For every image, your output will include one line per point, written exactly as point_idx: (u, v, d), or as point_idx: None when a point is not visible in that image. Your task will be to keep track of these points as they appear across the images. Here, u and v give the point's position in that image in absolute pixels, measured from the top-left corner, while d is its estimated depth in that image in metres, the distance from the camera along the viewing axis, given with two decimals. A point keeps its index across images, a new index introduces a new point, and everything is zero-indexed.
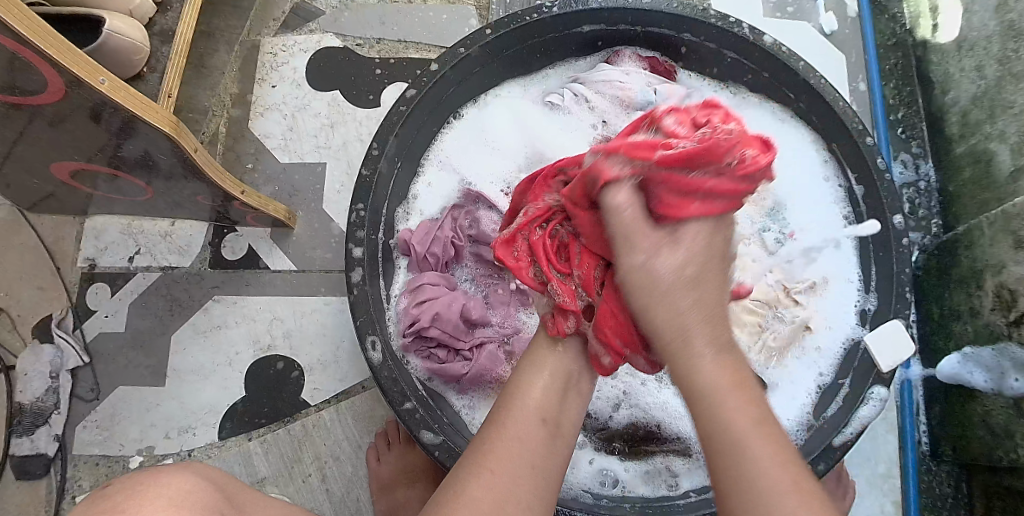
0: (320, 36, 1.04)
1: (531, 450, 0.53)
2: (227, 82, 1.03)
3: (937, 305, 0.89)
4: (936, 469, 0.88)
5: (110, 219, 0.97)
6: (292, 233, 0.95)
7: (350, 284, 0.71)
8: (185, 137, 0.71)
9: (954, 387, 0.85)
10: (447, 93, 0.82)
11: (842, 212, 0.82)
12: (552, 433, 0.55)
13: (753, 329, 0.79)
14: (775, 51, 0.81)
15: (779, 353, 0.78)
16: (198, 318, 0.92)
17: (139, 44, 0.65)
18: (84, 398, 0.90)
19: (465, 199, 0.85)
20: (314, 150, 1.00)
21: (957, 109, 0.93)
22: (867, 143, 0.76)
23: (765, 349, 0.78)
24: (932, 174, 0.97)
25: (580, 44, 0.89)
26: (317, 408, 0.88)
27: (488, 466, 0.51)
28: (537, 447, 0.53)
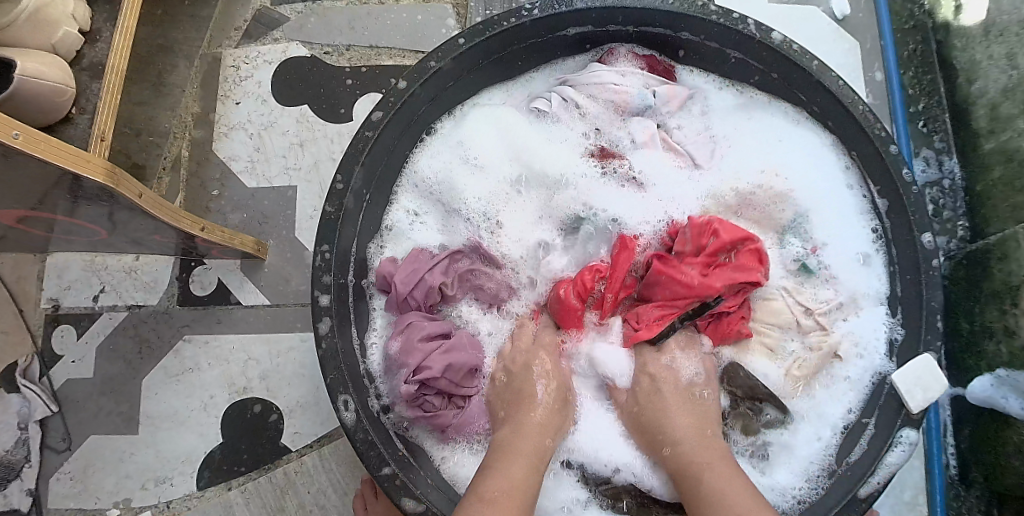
0: (285, 45, 0.96)
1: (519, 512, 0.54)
2: (188, 100, 0.95)
3: (966, 321, 0.81)
4: (965, 495, 0.81)
5: (71, 255, 0.90)
6: (263, 263, 0.89)
7: (319, 336, 0.65)
8: (126, 183, 0.64)
9: (986, 410, 0.78)
10: (419, 112, 0.75)
11: (869, 223, 0.73)
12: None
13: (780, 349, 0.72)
14: (789, 53, 0.72)
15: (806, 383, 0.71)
16: (170, 360, 0.87)
17: (62, 87, 0.60)
18: (55, 450, 0.85)
19: (471, 250, 0.77)
20: (284, 172, 0.93)
21: (985, 101, 0.84)
22: (890, 151, 0.68)
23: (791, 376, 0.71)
24: (957, 171, 0.88)
25: (567, 46, 0.81)
26: (298, 453, 0.83)
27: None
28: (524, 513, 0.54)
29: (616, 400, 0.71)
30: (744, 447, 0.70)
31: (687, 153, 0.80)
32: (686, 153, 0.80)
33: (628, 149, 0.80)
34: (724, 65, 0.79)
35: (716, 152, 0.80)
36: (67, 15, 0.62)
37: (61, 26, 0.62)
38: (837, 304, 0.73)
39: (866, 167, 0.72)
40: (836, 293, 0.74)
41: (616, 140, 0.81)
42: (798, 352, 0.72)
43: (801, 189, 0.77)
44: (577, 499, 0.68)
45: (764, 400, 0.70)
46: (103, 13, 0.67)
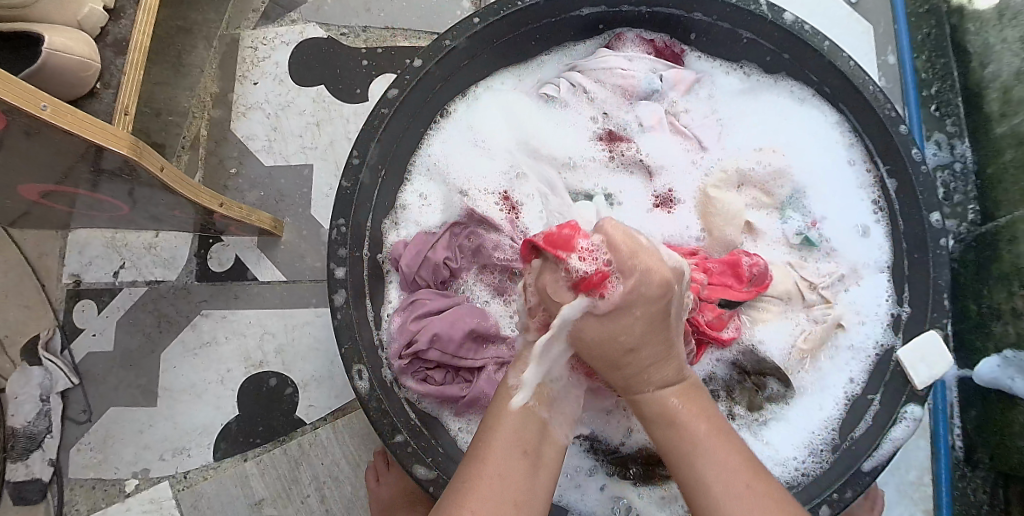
0: (302, 27, 0.98)
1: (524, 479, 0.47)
2: (207, 80, 0.97)
3: (975, 303, 0.82)
4: (971, 475, 0.82)
5: (92, 232, 0.92)
6: (279, 240, 0.91)
7: (333, 307, 0.67)
8: (148, 156, 0.66)
9: (993, 391, 0.78)
10: (434, 90, 0.76)
11: (870, 197, 0.75)
12: (533, 466, 0.48)
13: (792, 326, 0.72)
14: (802, 33, 0.73)
15: (813, 355, 0.71)
16: (188, 334, 0.89)
17: (86, 59, 0.61)
18: (76, 420, 0.88)
19: (467, 219, 0.78)
20: (299, 151, 0.94)
21: (997, 84, 0.84)
22: (900, 131, 0.69)
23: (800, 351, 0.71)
24: (969, 155, 0.89)
25: (579, 28, 0.81)
26: (313, 426, 0.85)
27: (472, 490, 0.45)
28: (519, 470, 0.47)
29: None
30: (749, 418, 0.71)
31: (695, 136, 0.80)
32: (693, 135, 0.80)
33: (635, 133, 0.81)
34: (736, 46, 0.79)
35: (723, 137, 0.81)
36: None
37: (85, 3, 0.63)
38: (839, 275, 0.74)
39: (870, 144, 0.73)
40: (837, 266, 0.75)
41: (624, 125, 0.81)
42: (804, 325, 0.72)
43: (804, 168, 0.78)
44: (582, 466, 0.69)
45: (767, 373, 0.71)
46: None
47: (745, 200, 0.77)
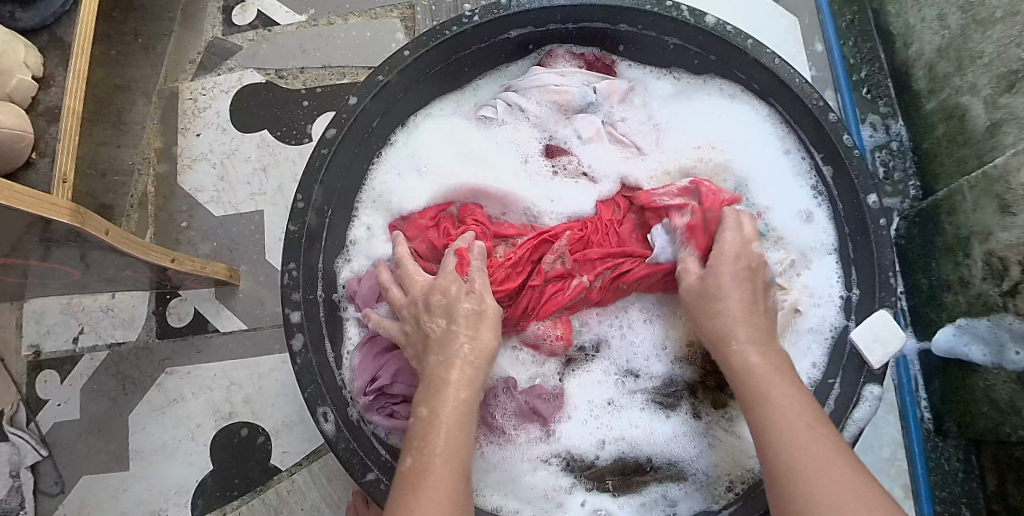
0: (240, 74, 0.98)
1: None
2: (150, 136, 0.96)
3: (925, 277, 0.84)
4: (943, 446, 0.83)
5: (47, 300, 0.91)
6: (237, 289, 0.91)
7: (292, 352, 0.67)
8: (92, 221, 0.66)
9: (952, 360, 0.80)
10: (372, 125, 0.76)
11: (808, 182, 0.76)
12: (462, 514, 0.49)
13: None
14: (725, 34, 0.74)
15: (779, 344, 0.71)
16: (154, 393, 0.88)
17: (18, 131, 0.61)
18: (49, 493, 0.86)
19: None
20: (249, 198, 0.94)
21: (923, 62, 0.87)
22: (831, 120, 0.70)
23: None
24: (904, 133, 0.91)
25: (510, 49, 0.82)
26: (289, 472, 0.84)
27: None
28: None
29: (584, 387, 0.73)
30: (715, 418, 0.70)
31: (634, 143, 0.81)
32: (632, 142, 0.81)
33: (576, 145, 0.81)
34: (664, 52, 0.81)
35: (661, 139, 0.82)
36: (19, 64, 0.64)
37: (13, 75, 0.63)
38: (790, 261, 0.74)
39: (804, 135, 0.74)
40: (786, 252, 0.75)
41: (564, 138, 0.82)
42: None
43: (743, 160, 0.79)
44: (562, 485, 0.69)
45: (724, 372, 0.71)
46: (53, 58, 0.69)
47: None
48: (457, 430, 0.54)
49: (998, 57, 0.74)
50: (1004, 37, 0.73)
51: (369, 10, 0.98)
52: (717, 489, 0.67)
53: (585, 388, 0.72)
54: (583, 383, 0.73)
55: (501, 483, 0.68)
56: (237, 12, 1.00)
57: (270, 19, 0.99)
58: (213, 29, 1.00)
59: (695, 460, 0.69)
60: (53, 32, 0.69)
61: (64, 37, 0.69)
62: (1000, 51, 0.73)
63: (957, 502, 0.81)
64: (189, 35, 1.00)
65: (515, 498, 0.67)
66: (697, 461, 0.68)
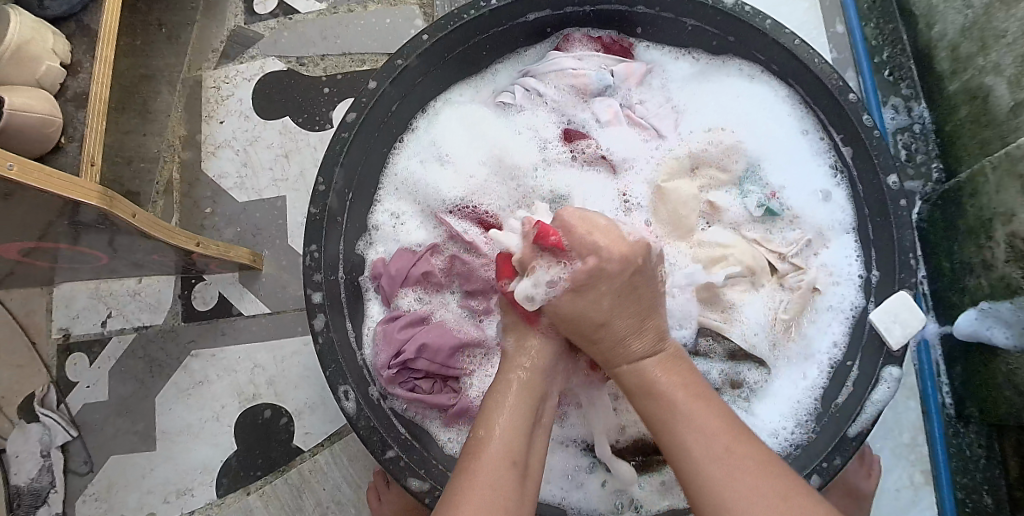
0: (262, 62, 0.99)
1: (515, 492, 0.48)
2: (174, 124, 0.98)
3: (947, 259, 0.83)
4: (964, 431, 0.82)
5: (76, 285, 0.93)
6: (260, 273, 0.92)
7: (314, 332, 0.68)
8: (120, 203, 0.68)
9: (974, 344, 0.79)
10: (392, 108, 0.77)
11: (825, 163, 0.76)
12: (521, 474, 0.50)
13: (773, 295, 0.73)
14: (743, 15, 0.74)
15: (796, 323, 0.72)
16: (180, 376, 0.90)
17: (47, 116, 0.63)
18: (78, 472, 0.88)
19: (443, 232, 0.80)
20: (271, 184, 0.95)
21: (945, 43, 0.86)
22: (849, 100, 0.70)
23: (780, 323, 0.71)
24: (927, 116, 0.91)
25: (528, 34, 0.83)
26: (311, 452, 0.86)
27: (462, 499, 0.45)
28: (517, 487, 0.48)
29: None
30: (737, 399, 0.71)
31: (652, 126, 0.81)
32: (650, 125, 0.81)
33: (595, 129, 0.82)
34: (682, 34, 0.81)
35: (680, 122, 0.82)
36: (48, 51, 0.66)
37: (42, 60, 0.65)
38: (806, 242, 0.75)
39: (823, 116, 0.74)
40: (801, 232, 0.76)
41: (582, 122, 0.82)
42: (778, 295, 0.73)
43: (761, 142, 0.79)
44: (580, 465, 0.69)
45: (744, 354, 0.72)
46: (81, 45, 0.71)
47: (699, 184, 0.78)
48: (520, 422, 0.53)
49: (1021, 37, 0.73)
50: None
51: None
52: None
53: None
54: None
55: None
56: (259, 1, 1.01)
57: (292, 7, 1.01)
58: (235, 18, 1.01)
59: None
60: (80, 20, 0.71)
61: (91, 26, 0.71)
62: None
63: (979, 488, 0.80)
64: (211, 24, 1.02)
65: None
66: None
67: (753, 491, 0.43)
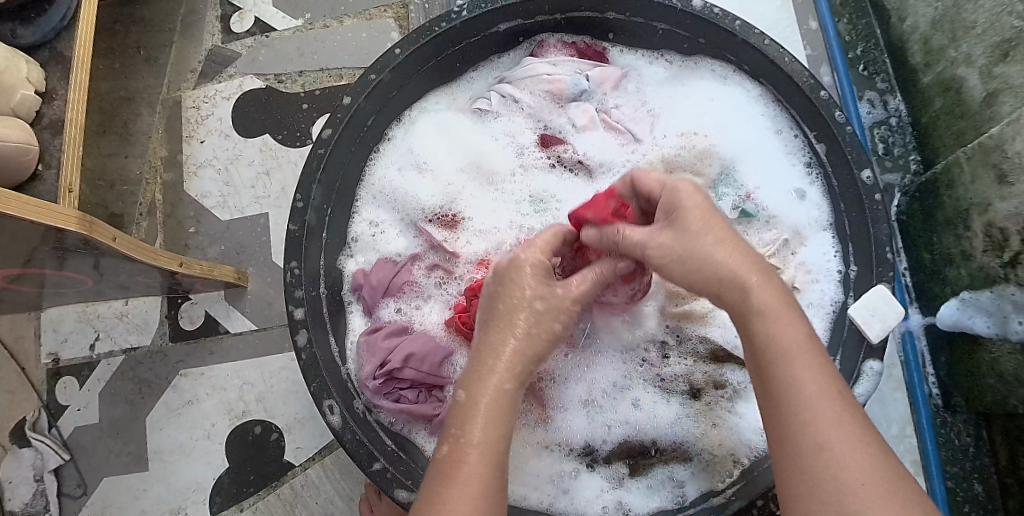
0: (240, 80, 1.00)
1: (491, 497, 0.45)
2: (155, 145, 0.98)
3: (927, 251, 0.83)
4: (952, 420, 0.83)
5: (63, 309, 0.94)
6: (246, 290, 0.93)
7: (297, 348, 0.69)
8: (99, 228, 0.68)
9: (958, 334, 0.79)
10: (368, 123, 0.77)
11: (800, 160, 0.76)
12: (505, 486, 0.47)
13: None
14: (711, 17, 0.74)
15: None
16: (169, 396, 0.90)
17: (23, 145, 0.63)
18: (71, 496, 0.88)
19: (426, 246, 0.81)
20: (254, 202, 0.96)
21: (917, 36, 0.86)
22: (821, 96, 0.70)
23: None
24: (903, 109, 0.92)
25: (501, 42, 0.83)
26: (302, 467, 0.86)
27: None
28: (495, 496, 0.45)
29: (587, 377, 0.73)
30: (719, 399, 0.71)
31: (628, 130, 0.82)
32: (627, 129, 0.82)
33: (572, 134, 0.83)
34: (654, 37, 0.81)
35: (656, 124, 0.83)
36: (23, 80, 0.66)
37: (17, 90, 0.65)
38: (783, 241, 0.75)
39: (796, 114, 0.74)
40: (779, 231, 0.76)
41: (559, 128, 0.83)
42: None
43: (734, 142, 0.80)
44: (566, 470, 0.70)
45: (724, 356, 0.72)
46: (55, 72, 0.71)
47: None
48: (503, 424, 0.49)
49: (990, 26, 0.73)
50: (996, 5, 0.73)
51: (364, 11, 1.00)
52: (721, 467, 0.67)
53: (592, 376, 0.73)
54: (591, 373, 0.73)
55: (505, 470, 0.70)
56: (235, 19, 1.02)
57: (268, 25, 1.01)
58: (212, 37, 1.02)
59: (700, 439, 0.69)
60: (53, 48, 0.71)
61: (64, 52, 0.71)
62: (993, 20, 0.73)
63: (968, 477, 0.81)
64: (188, 45, 1.02)
65: (521, 485, 0.69)
66: (702, 441, 0.69)
67: (851, 470, 0.39)
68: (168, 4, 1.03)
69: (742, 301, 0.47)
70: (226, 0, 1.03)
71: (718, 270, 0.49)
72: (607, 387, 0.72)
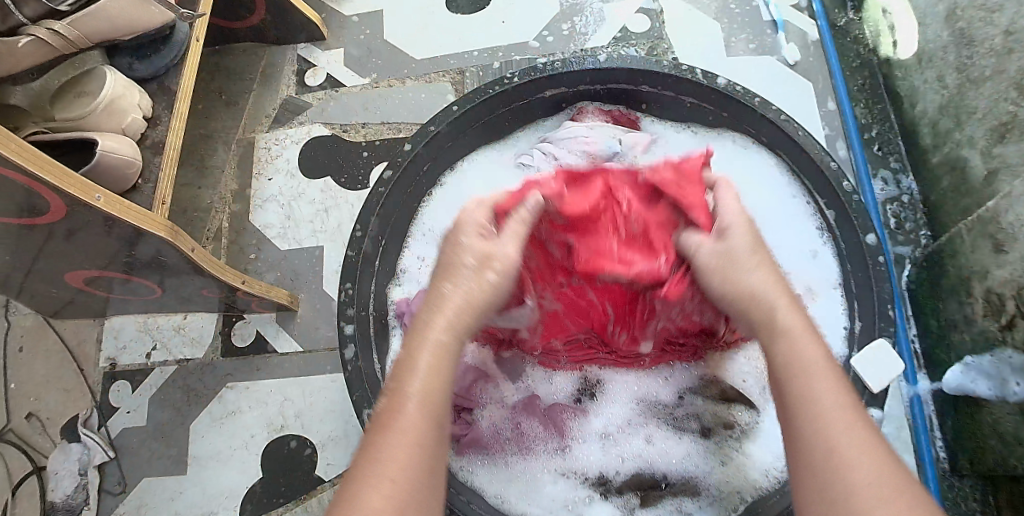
0: (309, 127, 1.12)
1: (409, 497, 0.45)
2: (228, 179, 1.10)
3: (934, 318, 0.88)
4: (959, 484, 0.85)
5: (127, 317, 1.02)
6: (296, 314, 1.00)
7: (344, 360, 0.75)
8: (182, 238, 0.76)
9: (961, 398, 0.83)
10: (423, 169, 0.87)
11: (815, 223, 0.83)
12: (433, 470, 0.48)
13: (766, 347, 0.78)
14: (734, 94, 0.84)
15: None
16: (213, 405, 0.96)
17: (131, 158, 0.71)
18: (111, 493, 0.94)
19: None
20: (311, 234, 1.05)
21: (926, 120, 0.96)
22: (830, 167, 0.79)
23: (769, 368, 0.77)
24: (914, 188, 1.00)
25: (546, 107, 0.94)
26: (330, 483, 0.90)
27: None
28: (421, 485, 0.46)
29: (603, 413, 0.78)
30: (728, 440, 0.75)
31: None
32: None
33: None
34: (683, 110, 0.92)
35: None
36: (134, 105, 0.75)
37: (129, 113, 0.74)
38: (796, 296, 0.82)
39: (809, 182, 0.82)
40: (793, 287, 0.83)
41: None
42: None
43: (755, 209, 0.88)
44: (580, 497, 0.73)
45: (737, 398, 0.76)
46: (161, 102, 0.80)
47: None
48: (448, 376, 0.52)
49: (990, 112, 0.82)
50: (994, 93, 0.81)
51: (425, 75, 1.13)
52: (729, 502, 0.71)
53: (608, 411, 0.78)
54: (607, 409, 0.78)
55: (524, 492, 0.73)
56: (310, 74, 1.15)
57: (338, 81, 1.14)
58: (288, 88, 1.15)
59: (707, 476, 0.73)
60: (162, 81, 0.80)
61: (171, 85, 0.80)
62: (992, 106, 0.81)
63: None
64: (266, 93, 1.15)
65: (538, 507, 0.72)
66: (711, 478, 0.73)
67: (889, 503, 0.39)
68: (253, 58, 1.17)
69: (765, 322, 0.51)
70: (303, 59, 1.17)
71: (757, 298, 0.52)
72: (622, 423, 0.77)
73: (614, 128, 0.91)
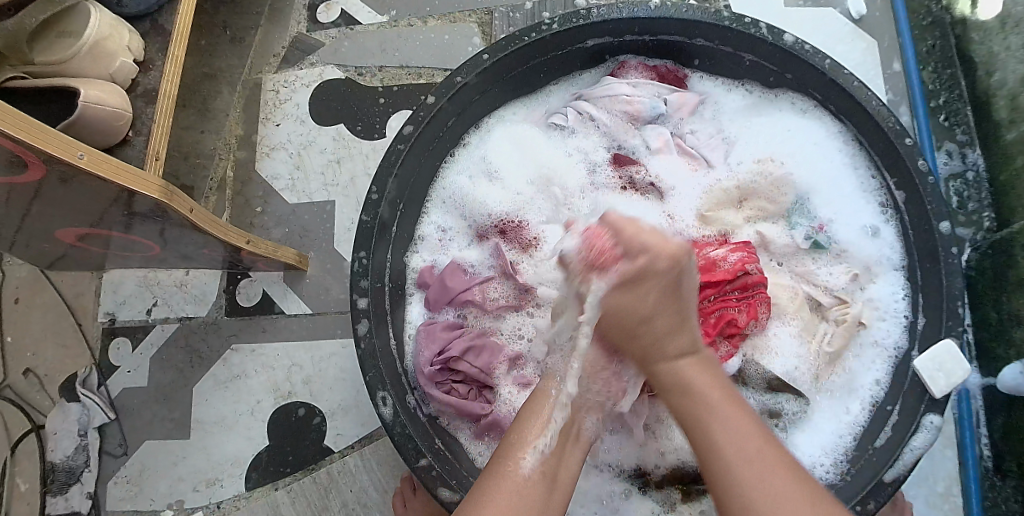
0: (321, 69, 1.02)
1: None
2: (232, 123, 1.01)
3: (995, 311, 0.82)
4: (1001, 485, 0.79)
5: (126, 271, 0.96)
6: (305, 274, 0.94)
7: (358, 337, 0.69)
8: (179, 199, 0.70)
9: (1017, 398, 0.78)
10: (448, 124, 0.78)
11: (877, 200, 0.76)
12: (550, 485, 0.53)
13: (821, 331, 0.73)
14: (803, 53, 0.74)
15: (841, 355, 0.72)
16: (218, 368, 0.92)
17: (119, 110, 0.65)
18: (112, 454, 0.91)
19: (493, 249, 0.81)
20: (322, 188, 0.98)
21: (1005, 92, 0.86)
22: (906, 144, 0.69)
23: (821, 353, 0.72)
24: (981, 163, 0.90)
25: (584, 58, 0.84)
26: (340, 454, 0.87)
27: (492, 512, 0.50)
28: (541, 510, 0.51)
29: None
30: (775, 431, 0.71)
31: (702, 157, 0.83)
32: (700, 155, 0.83)
33: (645, 156, 0.83)
34: (739, 68, 0.82)
35: (729, 152, 0.83)
36: (123, 47, 0.68)
37: (116, 57, 0.68)
38: (853, 278, 0.75)
39: (878, 159, 0.74)
40: (848, 266, 0.76)
41: (633, 149, 0.84)
42: (825, 329, 0.73)
43: (810, 181, 0.80)
44: (616, 490, 0.71)
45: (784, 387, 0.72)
46: (155, 43, 0.73)
47: (746, 215, 0.79)
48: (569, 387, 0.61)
49: None
50: None
51: (449, 14, 1.02)
52: None
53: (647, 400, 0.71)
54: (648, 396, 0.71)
55: None
56: (322, 9, 1.04)
57: (353, 18, 1.03)
58: (298, 24, 1.04)
59: None
60: (155, 19, 0.74)
61: (165, 24, 0.74)
62: None
63: None
64: (274, 29, 1.05)
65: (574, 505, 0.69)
66: None
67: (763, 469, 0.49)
68: None
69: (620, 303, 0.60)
70: None
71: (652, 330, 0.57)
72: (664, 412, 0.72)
73: (659, 90, 0.83)
